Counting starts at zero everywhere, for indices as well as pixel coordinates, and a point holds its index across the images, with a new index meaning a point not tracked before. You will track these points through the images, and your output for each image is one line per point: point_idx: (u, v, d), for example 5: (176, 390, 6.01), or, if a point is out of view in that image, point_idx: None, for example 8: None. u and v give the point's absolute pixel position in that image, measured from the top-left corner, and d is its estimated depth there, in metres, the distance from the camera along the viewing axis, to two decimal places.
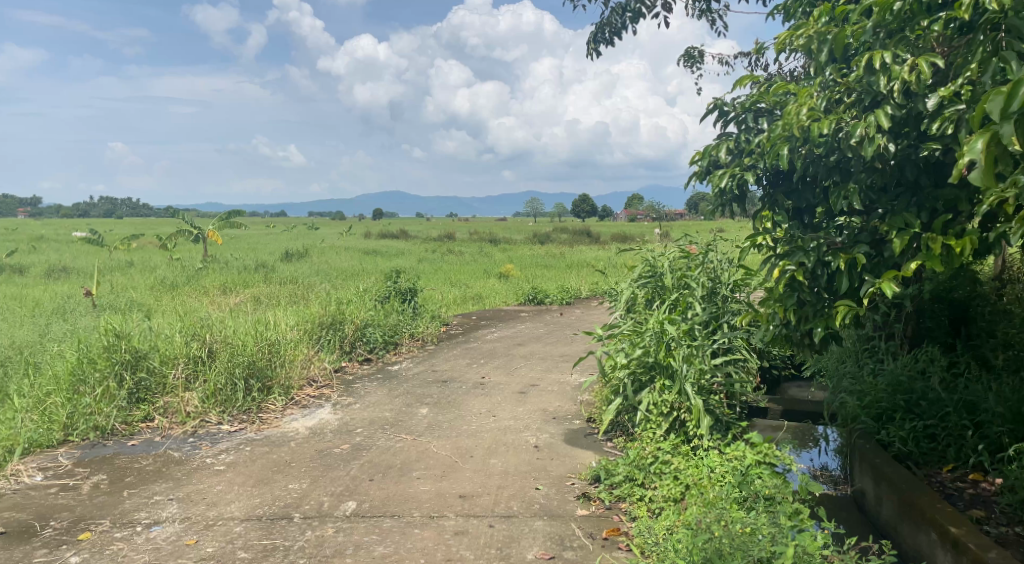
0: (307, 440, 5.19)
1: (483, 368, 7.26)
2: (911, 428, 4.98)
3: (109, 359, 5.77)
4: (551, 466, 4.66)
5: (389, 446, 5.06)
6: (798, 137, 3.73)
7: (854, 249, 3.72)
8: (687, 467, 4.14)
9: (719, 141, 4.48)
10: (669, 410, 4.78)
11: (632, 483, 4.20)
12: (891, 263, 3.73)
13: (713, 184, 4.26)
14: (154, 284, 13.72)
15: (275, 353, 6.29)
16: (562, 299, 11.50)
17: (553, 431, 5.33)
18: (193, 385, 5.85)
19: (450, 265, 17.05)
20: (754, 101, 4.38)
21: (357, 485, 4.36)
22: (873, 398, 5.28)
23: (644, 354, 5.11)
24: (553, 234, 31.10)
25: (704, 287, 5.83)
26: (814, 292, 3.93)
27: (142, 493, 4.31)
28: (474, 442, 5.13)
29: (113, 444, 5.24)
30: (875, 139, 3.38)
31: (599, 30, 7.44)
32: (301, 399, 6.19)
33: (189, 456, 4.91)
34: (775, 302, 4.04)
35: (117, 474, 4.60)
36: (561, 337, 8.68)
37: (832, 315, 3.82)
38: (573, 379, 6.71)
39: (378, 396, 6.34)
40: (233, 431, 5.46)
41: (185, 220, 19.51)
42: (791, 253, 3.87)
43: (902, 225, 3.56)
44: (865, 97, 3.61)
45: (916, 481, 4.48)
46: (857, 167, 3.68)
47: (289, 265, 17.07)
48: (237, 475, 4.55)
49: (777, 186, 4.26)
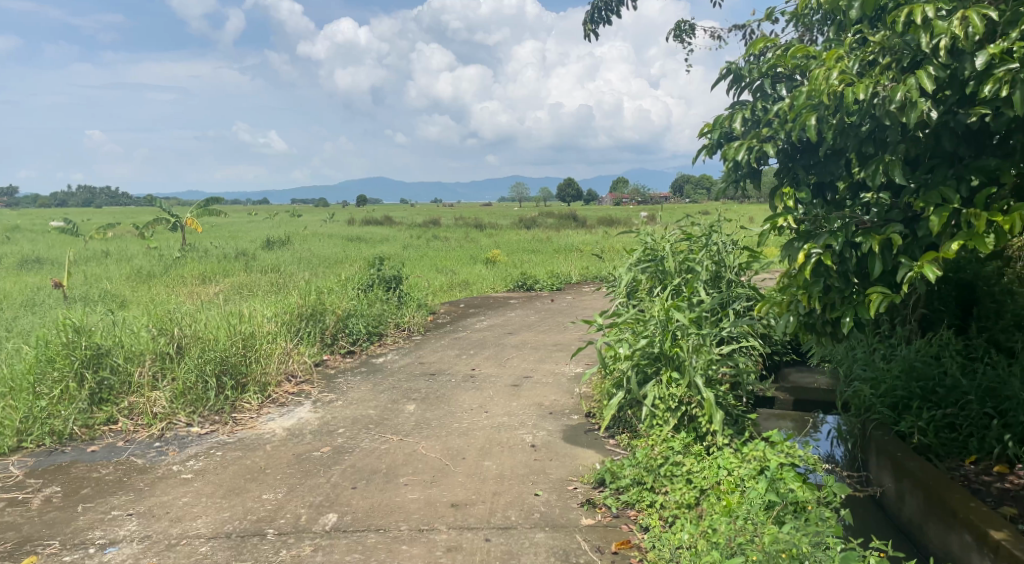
0: (285, 443, 4.78)
1: (473, 359, 6.86)
2: (929, 417, 4.67)
3: (68, 357, 5.33)
4: (550, 468, 4.28)
5: (373, 448, 4.67)
6: (828, 104, 3.32)
7: (887, 228, 3.31)
8: (701, 469, 3.76)
9: (732, 111, 4.11)
10: (677, 405, 4.38)
11: (640, 488, 3.82)
12: (927, 243, 3.34)
13: (728, 157, 3.87)
14: (129, 274, 13.18)
15: (251, 346, 5.87)
16: (552, 286, 11.10)
17: (550, 428, 4.95)
18: (160, 384, 5.42)
19: (436, 251, 16.62)
20: (771, 66, 4.05)
21: (338, 495, 3.96)
22: (888, 386, 4.96)
23: (649, 345, 4.73)
24: (541, 219, 30.77)
25: (709, 271, 5.48)
26: (841, 276, 3.49)
27: (99, 507, 3.89)
28: (465, 442, 4.74)
29: (71, 451, 4.80)
30: (918, 104, 2.97)
31: (595, 9, 7.02)
32: (278, 396, 5.77)
33: (154, 463, 4.49)
34: (797, 290, 3.65)
35: (72, 486, 4.17)
36: (553, 325, 8.30)
37: (863, 303, 3.42)
38: (567, 370, 6.34)
39: (362, 391, 5.93)
40: (204, 434, 5.03)
41: (162, 208, 18.89)
42: (816, 235, 3.46)
43: (940, 200, 3.17)
44: (904, 57, 3.18)
45: (942, 477, 4.14)
46: (894, 137, 3.27)
47: (271, 253, 16.60)
48: (206, 485, 4.14)
49: (796, 160, 3.85)
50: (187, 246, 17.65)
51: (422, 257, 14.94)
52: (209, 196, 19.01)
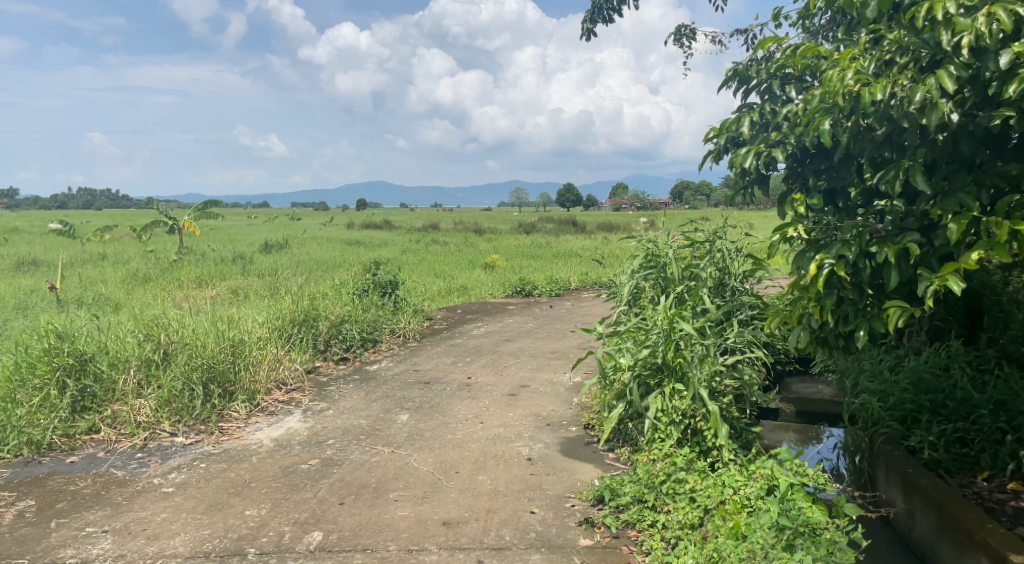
0: (271, 455, 4.60)
1: (469, 367, 6.68)
2: (939, 431, 4.49)
3: (49, 363, 5.18)
4: (546, 483, 4.11)
5: (363, 461, 4.48)
6: (842, 107, 3.16)
7: (903, 237, 3.13)
8: (705, 487, 3.58)
9: (739, 115, 4.00)
10: (680, 418, 4.21)
11: (642, 506, 3.66)
12: (945, 253, 3.15)
13: (736, 163, 3.72)
14: (124, 277, 13.00)
15: (239, 353, 5.69)
16: (551, 291, 10.92)
17: (548, 440, 4.77)
18: (145, 391, 5.24)
19: (434, 256, 16.45)
20: (779, 67, 3.95)
21: (325, 511, 3.78)
22: (897, 399, 4.79)
23: (651, 355, 4.55)
24: (540, 224, 30.62)
25: (713, 278, 5.42)
26: (855, 287, 3.31)
27: (73, 523, 3.71)
28: (460, 454, 4.56)
29: (50, 462, 4.61)
30: (939, 105, 2.81)
31: (595, 8, 6.87)
32: (267, 405, 5.59)
33: (134, 476, 4.30)
34: (808, 302, 3.46)
35: (47, 500, 3.99)
36: (551, 332, 8.12)
37: (879, 316, 3.23)
38: (565, 379, 6.16)
39: (354, 400, 5.75)
40: (188, 444, 4.85)
41: (160, 210, 18.69)
42: (828, 245, 3.28)
43: (958, 207, 2.98)
44: (923, 56, 3.01)
45: (955, 495, 3.95)
46: (913, 140, 3.10)
47: (267, 257, 16.40)
48: (187, 499, 3.95)
49: (806, 164, 3.72)
50: (183, 249, 17.46)
51: (421, 262, 14.75)
52: (207, 199, 18.83)
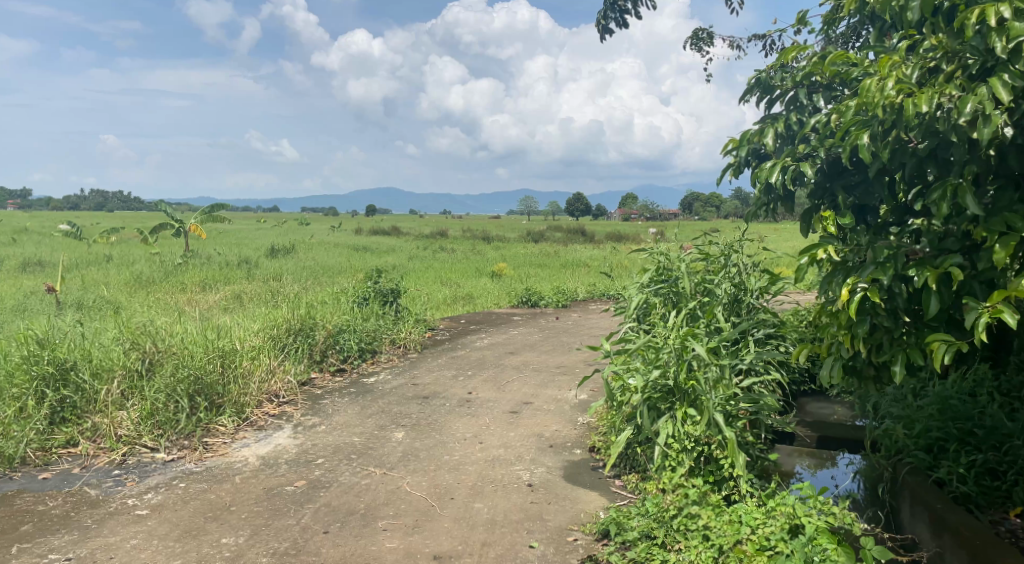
0: (256, 475, 4.32)
1: (471, 381, 6.39)
2: (969, 462, 4.15)
3: (28, 372, 4.95)
4: (548, 513, 3.82)
5: (352, 484, 4.20)
6: (881, 119, 2.87)
7: (944, 260, 2.83)
8: (720, 525, 3.28)
9: (763, 125, 3.74)
10: (694, 446, 3.91)
11: (650, 543, 3.35)
12: (989, 277, 2.84)
13: (761, 178, 3.46)
14: (127, 280, 12.83)
15: (228, 364, 5.43)
16: (558, 302, 10.61)
17: (550, 464, 4.49)
18: (128, 404, 4.96)
19: (440, 263, 16.16)
20: (807, 75, 3.72)
21: (307, 541, 3.50)
22: (922, 427, 4.46)
23: (662, 376, 4.25)
24: (547, 233, 30.35)
25: (727, 295, 5.11)
26: (890, 314, 3.03)
27: (35, 549, 3.44)
28: (455, 478, 4.28)
29: (21, 478, 4.35)
30: (992, 117, 2.52)
31: (609, 6, 6.61)
32: (256, 419, 5.31)
33: (108, 496, 4.03)
34: (840, 330, 3.17)
35: (12, 521, 3.73)
36: (557, 346, 7.81)
37: (916, 347, 2.94)
38: (570, 397, 5.86)
39: (348, 415, 5.47)
40: (169, 461, 4.58)
41: (166, 212, 18.54)
42: (860, 268, 2.98)
43: (1004, 228, 2.67)
44: (972, 63, 2.72)
45: (988, 534, 3.59)
46: (959, 155, 2.81)
47: (274, 261, 16.23)
48: (161, 523, 3.68)
49: (835, 180, 3.43)
50: (189, 252, 17.29)
51: (427, 270, 14.47)
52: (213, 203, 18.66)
